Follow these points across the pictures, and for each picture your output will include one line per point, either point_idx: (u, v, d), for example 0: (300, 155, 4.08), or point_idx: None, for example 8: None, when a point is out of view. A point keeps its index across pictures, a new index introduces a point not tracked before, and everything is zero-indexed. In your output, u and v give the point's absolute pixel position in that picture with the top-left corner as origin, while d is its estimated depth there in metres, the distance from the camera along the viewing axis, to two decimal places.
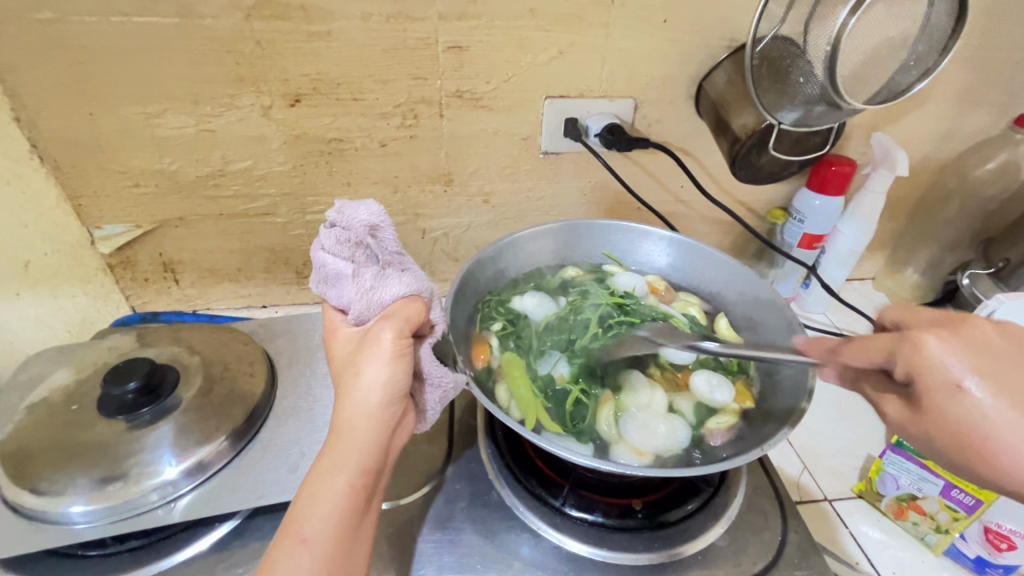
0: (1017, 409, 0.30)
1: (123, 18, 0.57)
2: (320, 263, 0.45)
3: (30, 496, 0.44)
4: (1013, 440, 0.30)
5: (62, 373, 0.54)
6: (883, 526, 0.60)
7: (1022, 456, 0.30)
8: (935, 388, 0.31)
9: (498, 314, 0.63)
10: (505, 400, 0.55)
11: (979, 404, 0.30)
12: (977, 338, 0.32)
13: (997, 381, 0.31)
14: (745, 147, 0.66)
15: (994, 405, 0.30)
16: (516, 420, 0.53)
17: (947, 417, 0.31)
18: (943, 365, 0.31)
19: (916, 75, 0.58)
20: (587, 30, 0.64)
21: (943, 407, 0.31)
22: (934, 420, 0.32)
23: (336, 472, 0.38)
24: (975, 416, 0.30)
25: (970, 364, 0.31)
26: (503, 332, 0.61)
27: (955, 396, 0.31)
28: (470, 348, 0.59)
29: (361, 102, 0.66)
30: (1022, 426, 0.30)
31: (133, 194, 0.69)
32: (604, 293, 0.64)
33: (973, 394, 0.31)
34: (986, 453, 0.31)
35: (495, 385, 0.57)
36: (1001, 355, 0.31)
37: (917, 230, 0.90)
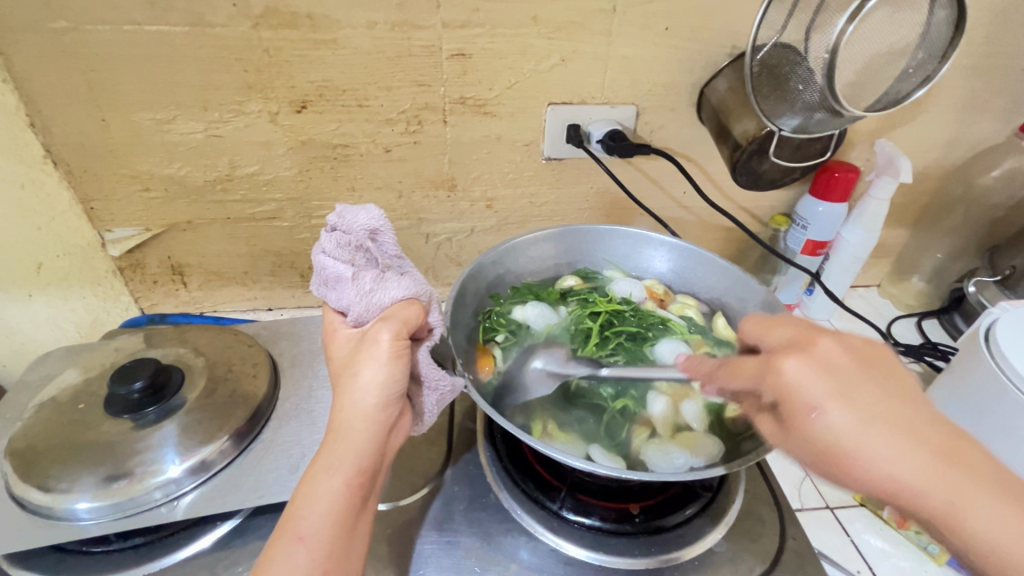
0: (867, 424, 0.34)
1: (135, 27, 0.58)
2: (321, 266, 0.45)
3: (38, 493, 0.45)
4: (865, 455, 0.34)
5: (71, 372, 0.55)
6: (886, 536, 0.59)
7: (875, 468, 0.34)
8: (795, 405, 0.36)
9: (499, 325, 0.62)
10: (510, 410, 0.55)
11: (827, 420, 0.35)
12: (824, 356, 0.37)
13: (848, 398, 0.35)
14: (746, 153, 0.66)
15: (845, 421, 0.35)
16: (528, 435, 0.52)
17: (806, 437, 0.36)
18: (796, 385, 0.36)
19: (915, 83, 0.57)
20: (590, 38, 0.65)
21: (804, 425, 0.36)
22: (802, 438, 0.36)
23: (333, 471, 0.39)
24: (831, 431, 0.35)
25: (822, 386, 0.36)
26: (505, 344, 0.61)
27: (812, 415, 0.35)
28: (474, 360, 0.59)
29: (366, 109, 0.67)
30: (877, 441, 0.34)
31: (143, 199, 0.71)
32: (602, 300, 0.64)
33: (830, 414, 0.35)
34: (854, 467, 0.34)
35: (500, 397, 0.56)
36: (844, 370, 0.36)
37: (922, 237, 0.89)
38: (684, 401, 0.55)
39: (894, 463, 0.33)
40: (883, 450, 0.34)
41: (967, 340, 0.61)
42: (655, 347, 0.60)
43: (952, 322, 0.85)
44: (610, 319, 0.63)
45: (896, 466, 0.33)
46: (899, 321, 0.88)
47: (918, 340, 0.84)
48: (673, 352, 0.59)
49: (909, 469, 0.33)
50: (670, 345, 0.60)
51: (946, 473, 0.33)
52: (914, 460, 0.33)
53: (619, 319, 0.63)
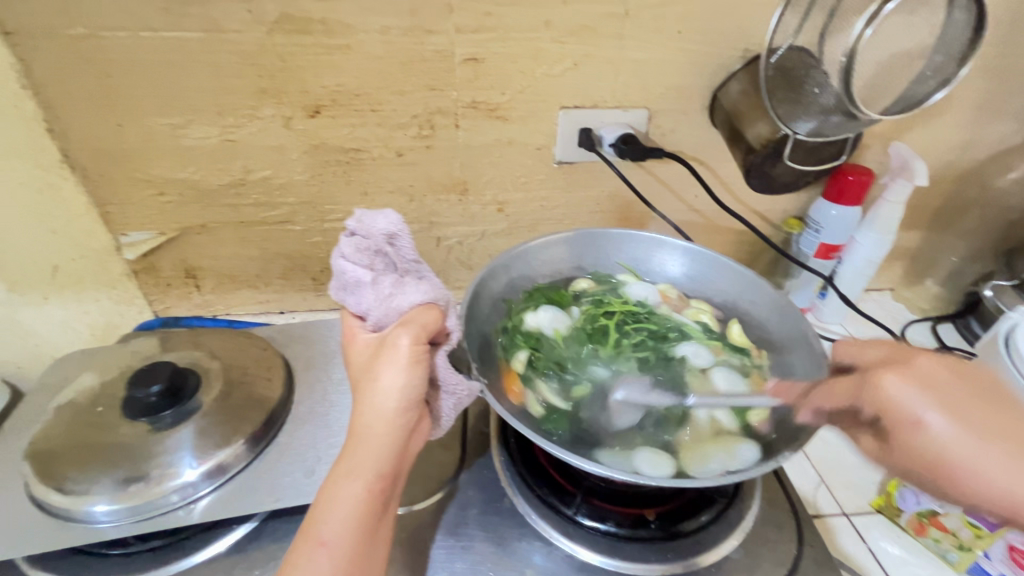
0: (978, 439, 0.36)
1: (152, 33, 0.59)
2: (340, 270, 0.45)
3: (56, 495, 0.46)
4: (977, 469, 0.35)
5: (88, 375, 0.56)
6: (904, 543, 0.59)
7: (988, 481, 0.35)
8: (900, 421, 0.38)
9: (513, 336, 0.61)
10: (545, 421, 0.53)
11: (934, 434, 0.37)
12: (929, 374, 0.39)
13: (955, 413, 0.37)
14: (760, 157, 0.66)
15: (953, 436, 0.36)
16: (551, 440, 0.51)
17: (914, 451, 0.38)
18: (899, 402, 0.38)
19: (934, 85, 0.57)
20: (602, 42, 0.65)
21: (909, 439, 0.38)
22: (909, 452, 0.38)
23: (354, 476, 0.39)
24: (937, 444, 0.37)
25: (926, 400, 0.38)
26: (525, 354, 0.59)
27: (916, 429, 0.38)
28: (500, 377, 0.57)
29: (378, 113, 0.67)
30: (989, 455, 0.35)
31: (158, 203, 0.72)
32: (616, 302, 0.64)
33: (935, 427, 0.37)
34: (966, 480, 0.36)
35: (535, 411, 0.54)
36: (950, 387, 0.38)
37: (937, 240, 0.89)
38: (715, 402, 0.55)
39: (1011, 479, 0.34)
40: (999, 465, 0.35)
41: (985, 346, 0.61)
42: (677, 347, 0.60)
43: (968, 327, 0.84)
44: (625, 319, 0.63)
45: (1009, 478, 0.35)
46: (913, 325, 0.87)
47: (933, 345, 0.83)
48: (695, 354, 0.59)
49: None
50: (691, 347, 0.60)
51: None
52: None
53: (633, 319, 0.62)
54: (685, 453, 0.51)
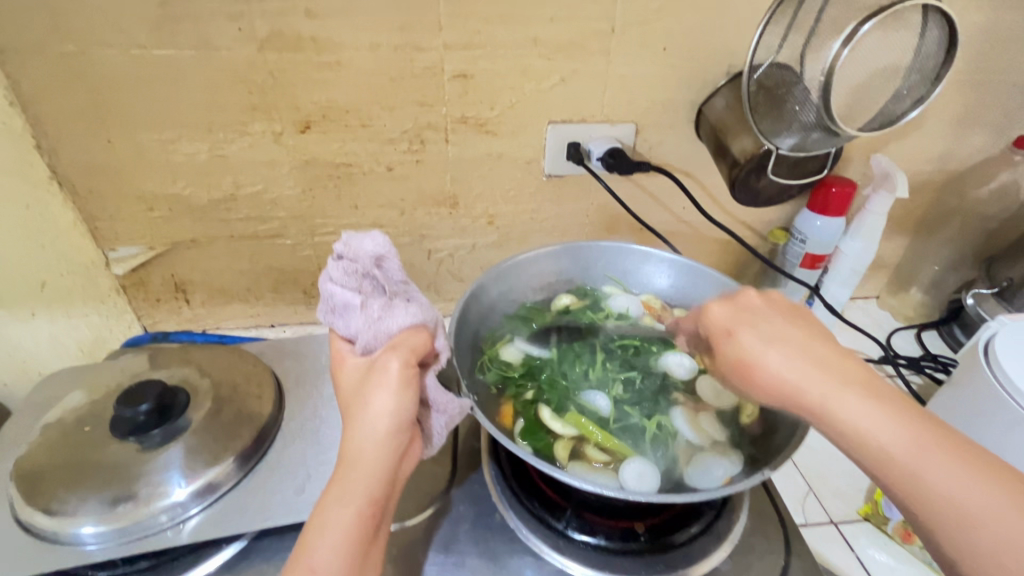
0: (767, 342, 0.43)
1: (142, 51, 0.59)
2: (328, 294, 0.45)
3: (43, 517, 0.45)
4: (766, 363, 0.43)
5: (76, 394, 0.55)
6: (890, 550, 0.60)
7: (768, 371, 0.42)
8: (718, 335, 0.47)
9: (494, 371, 0.61)
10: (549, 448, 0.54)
11: (736, 341, 0.45)
12: (749, 303, 0.48)
13: (756, 324, 0.45)
14: (744, 171, 0.67)
15: (751, 342, 0.44)
16: (534, 452, 0.53)
17: (726, 357, 0.46)
18: (720, 321, 0.48)
19: (910, 103, 0.58)
20: (589, 58, 0.66)
21: (724, 348, 0.46)
22: (722, 358, 0.47)
23: (346, 501, 0.39)
24: (737, 348, 0.45)
25: (735, 318, 0.47)
26: (514, 385, 0.60)
27: (727, 338, 0.46)
28: (496, 411, 0.57)
29: (368, 128, 0.68)
30: (771, 352, 0.43)
31: (147, 218, 0.71)
32: (598, 319, 0.66)
33: (738, 334, 0.45)
34: (754, 370, 0.43)
35: (539, 437, 0.55)
36: (759, 310, 0.47)
37: (919, 249, 0.90)
38: (701, 415, 0.58)
39: (785, 366, 0.42)
40: (774, 358, 0.42)
41: (965, 355, 0.62)
42: (663, 358, 0.61)
43: (952, 334, 0.86)
44: (607, 336, 0.65)
45: (783, 370, 0.42)
46: (898, 333, 0.89)
47: (918, 352, 0.85)
48: (680, 365, 0.60)
49: (794, 373, 0.41)
50: (678, 355, 0.61)
51: (826, 383, 0.40)
52: (798, 367, 0.41)
53: (614, 335, 0.65)
54: (683, 465, 0.54)
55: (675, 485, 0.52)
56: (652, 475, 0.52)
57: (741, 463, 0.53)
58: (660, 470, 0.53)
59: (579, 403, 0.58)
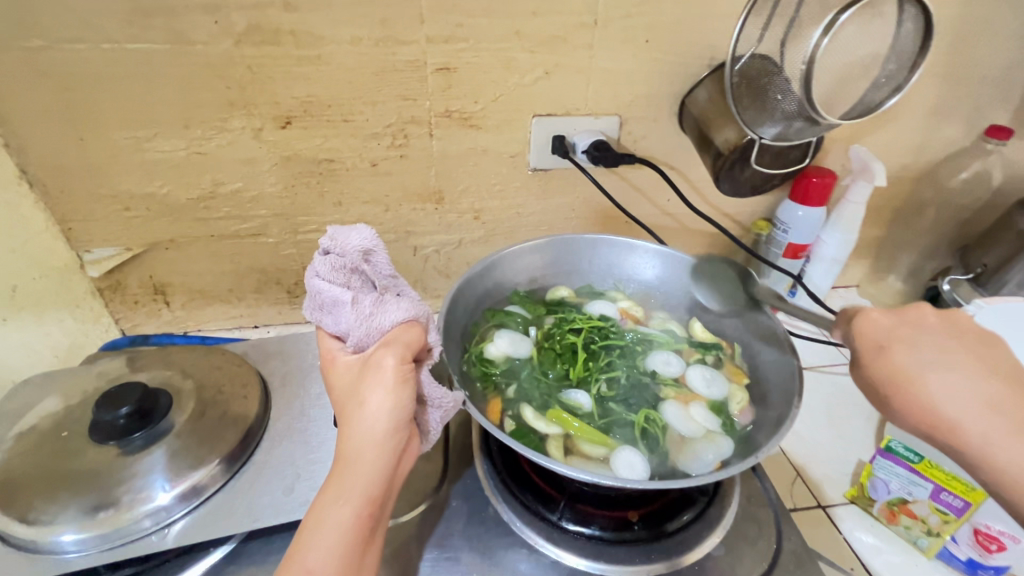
0: (933, 371, 0.41)
1: (114, 45, 0.57)
2: (316, 290, 0.44)
3: (19, 526, 0.44)
4: (932, 390, 0.40)
5: (51, 400, 0.54)
6: (876, 531, 0.61)
7: (928, 397, 0.40)
8: (869, 346, 0.45)
9: (481, 368, 0.60)
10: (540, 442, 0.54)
11: (892, 359, 0.43)
12: (920, 319, 0.44)
13: (917, 346, 0.42)
14: (729, 161, 0.68)
15: (914, 363, 0.42)
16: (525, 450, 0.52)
17: (875, 370, 0.44)
18: (873, 332, 0.45)
19: (888, 91, 0.60)
20: (572, 52, 0.66)
21: (873, 362, 0.44)
22: (870, 372, 0.44)
23: (342, 502, 0.38)
24: (891, 363, 0.43)
25: (893, 333, 0.44)
26: (501, 382, 0.59)
27: (880, 352, 0.44)
28: (485, 407, 0.57)
29: (351, 123, 0.67)
30: (934, 380, 0.40)
31: (123, 218, 0.69)
32: (582, 319, 0.66)
33: (897, 352, 0.43)
34: (915, 395, 0.41)
35: (530, 432, 0.54)
36: (927, 328, 0.43)
37: (897, 239, 0.92)
38: (693, 405, 0.58)
39: (947, 399, 0.40)
40: (938, 387, 0.40)
41: None
42: (648, 358, 0.63)
43: None
44: (591, 336, 0.64)
45: (944, 400, 0.40)
46: None
47: None
48: (664, 364, 0.62)
49: (959, 408, 0.39)
50: (663, 356, 0.63)
51: (993, 427, 0.38)
52: (966, 401, 0.39)
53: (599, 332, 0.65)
54: (675, 455, 0.54)
55: (666, 474, 0.53)
56: (643, 465, 0.52)
57: (732, 448, 0.54)
58: (650, 462, 0.53)
59: (562, 401, 0.58)
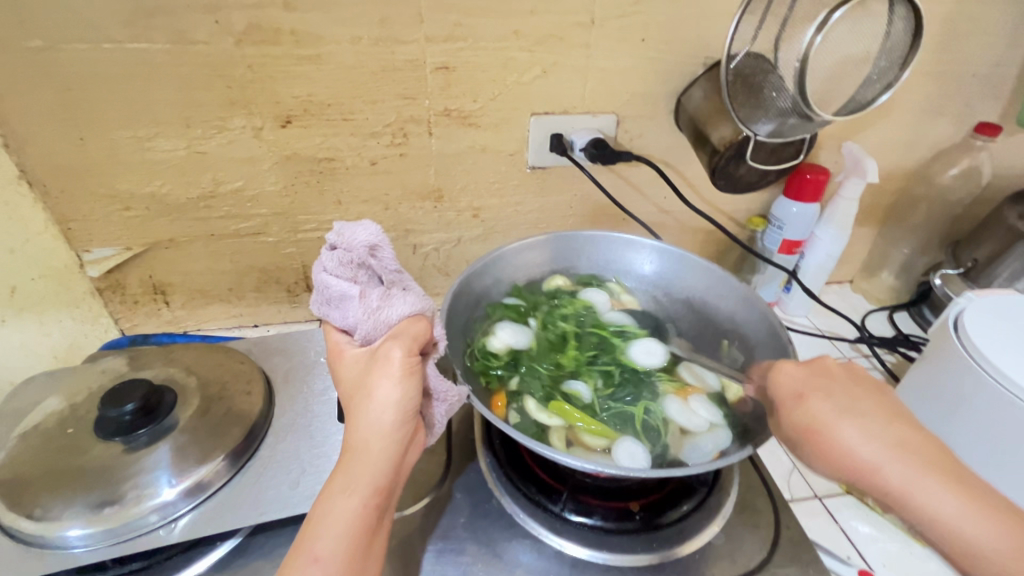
0: (843, 417, 0.43)
1: (114, 45, 0.58)
2: (323, 284, 0.45)
3: (26, 522, 0.44)
4: (837, 438, 0.43)
5: (54, 398, 0.54)
6: (872, 521, 0.62)
7: (844, 446, 0.42)
8: (783, 399, 0.47)
9: (483, 360, 0.61)
10: (542, 433, 0.55)
11: (815, 410, 0.44)
12: (828, 369, 0.47)
13: (826, 391, 0.45)
14: (724, 158, 0.68)
15: (827, 412, 0.44)
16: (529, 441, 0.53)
17: (789, 421, 0.46)
18: (789, 381, 0.48)
19: (880, 88, 0.61)
20: (570, 50, 0.67)
21: (795, 413, 0.46)
22: (788, 424, 0.46)
23: (349, 491, 0.39)
24: (816, 415, 0.44)
25: (807, 381, 0.47)
26: (503, 374, 0.60)
27: (796, 404, 0.46)
28: (487, 398, 0.58)
29: (350, 122, 0.67)
30: (849, 429, 0.43)
31: (122, 218, 0.70)
32: (568, 315, 0.67)
33: (810, 400, 0.45)
34: (825, 443, 0.43)
35: (533, 424, 0.55)
36: (836, 378, 0.47)
37: (889, 235, 0.94)
38: (692, 397, 0.59)
39: (864, 446, 0.42)
40: (851, 434, 0.42)
41: (937, 330, 0.65)
42: (629, 349, 0.64)
43: (921, 315, 0.90)
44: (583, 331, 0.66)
45: (865, 449, 0.41)
46: (871, 315, 0.92)
47: (891, 333, 0.88)
48: (645, 352, 0.64)
49: (876, 456, 0.41)
50: (649, 347, 0.64)
51: (918, 476, 0.39)
52: (879, 448, 0.41)
53: (586, 329, 0.66)
54: (676, 447, 0.55)
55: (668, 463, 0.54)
56: (644, 455, 0.53)
57: (731, 437, 0.55)
58: (652, 452, 0.54)
59: (563, 392, 0.59)
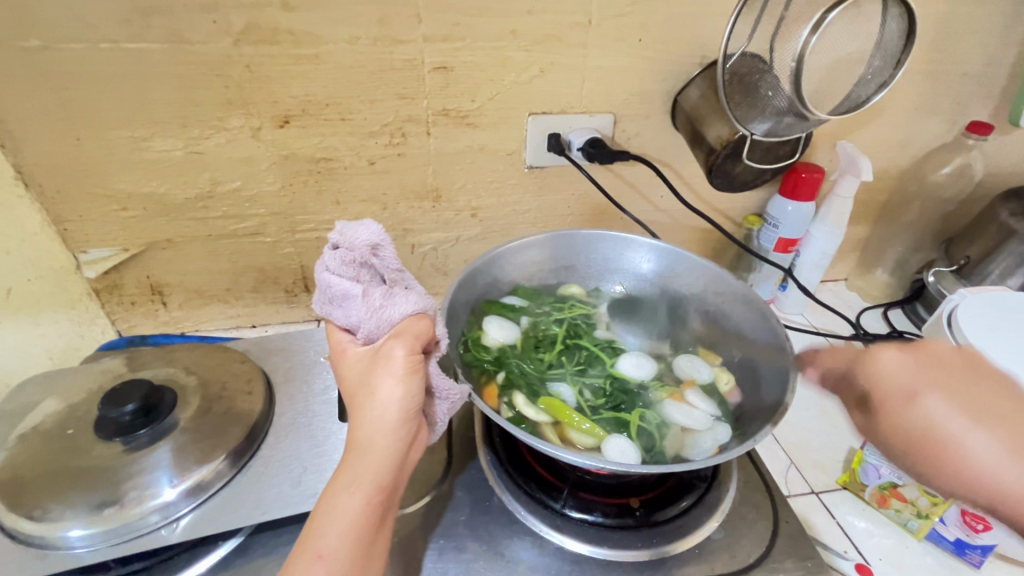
0: (973, 423, 0.35)
1: (111, 44, 0.57)
2: (325, 284, 0.45)
3: (26, 523, 0.44)
4: (968, 451, 0.35)
5: (52, 400, 0.53)
6: (868, 516, 0.62)
7: (971, 460, 0.34)
8: (884, 396, 0.39)
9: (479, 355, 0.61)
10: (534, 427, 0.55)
11: (929, 413, 0.36)
12: (943, 357, 0.39)
13: (948, 389, 0.37)
14: (720, 157, 0.69)
15: (950, 415, 0.36)
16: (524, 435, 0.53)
17: (891, 425, 0.38)
18: (893, 375, 0.39)
19: (874, 87, 0.62)
20: (567, 50, 0.67)
21: (903, 415, 0.38)
22: (890, 428, 0.38)
23: (352, 489, 0.39)
24: (931, 420, 0.36)
25: (919, 375, 0.38)
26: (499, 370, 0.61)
27: (906, 403, 0.38)
28: (480, 390, 0.58)
29: (349, 122, 0.67)
30: (982, 440, 0.34)
31: (119, 218, 0.69)
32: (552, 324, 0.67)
33: (927, 398, 0.37)
34: (951, 461, 0.35)
35: (527, 420, 0.56)
36: (959, 372, 0.38)
37: (883, 233, 0.95)
38: (690, 395, 0.60)
39: (1004, 463, 0.34)
40: (987, 446, 0.34)
41: (933, 326, 0.66)
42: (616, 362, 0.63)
43: (915, 312, 0.91)
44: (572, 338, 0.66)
45: (999, 465, 0.34)
46: (866, 312, 0.93)
47: (885, 330, 0.89)
48: (635, 365, 0.63)
49: (1013, 473, 0.33)
50: (637, 356, 0.64)
51: None
52: (1018, 462, 0.33)
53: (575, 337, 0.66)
54: (674, 445, 0.55)
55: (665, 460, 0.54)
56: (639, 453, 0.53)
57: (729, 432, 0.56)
58: (645, 451, 0.54)
59: (556, 390, 0.59)
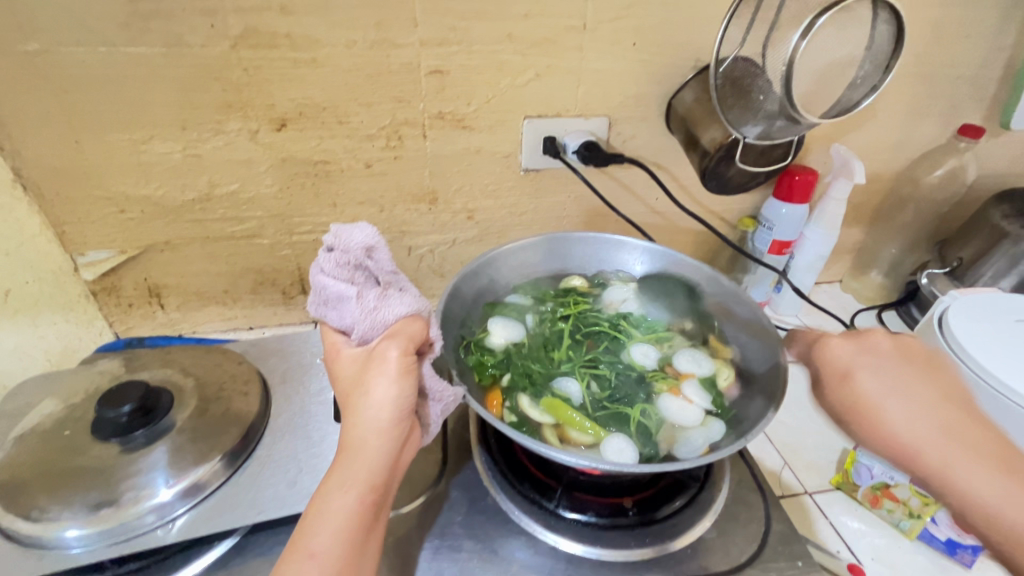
0: (888, 396, 0.44)
1: (111, 48, 0.58)
2: (321, 285, 0.46)
3: (24, 523, 0.44)
4: (886, 416, 0.43)
5: (50, 401, 0.54)
6: (860, 515, 0.63)
7: (889, 423, 0.43)
8: (830, 375, 0.47)
9: (479, 356, 0.62)
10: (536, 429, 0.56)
11: (861, 387, 0.45)
12: (881, 347, 0.47)
13: (874, 368, 0.45)
14: (714, 160, 0.70)
15: (873, 389, 0.44)
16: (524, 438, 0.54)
17: (836, 398, 0.46)
18: (840, 358, 0.47)
19: (864, 91, 0.63)
20: (563, 53, 0.68)
21: (843, 390, 0.46)
22: (832, 398, 0.47)
23: (346, 488, 0.39)
24: (862, 392, 0.45)
25: (856, 359, 0.46)
26: (498, 371, 0.61)
27: (844, 380, 0.46)
28: (483, 396, 0.59)
29: (346, 125, 0.68)
30: (894, 406, 0.43)
31: (118, 220, 0.70)
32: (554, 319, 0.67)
33: (859, 376, 0.45)
34: (874, 422, 0.43)
35: (529, 422, 0.56)
36: (888, 357, 0.46)
37: (877, 235, 0.95)
38: (688, 389, 0.60)
39: (908, 425, 0.42)
40: (896, 411, 0.43)
41: (924, 327, 0.66)
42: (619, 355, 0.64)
43: (909, 313, 0.91)
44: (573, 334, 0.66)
45: (908, 426, 0.42)
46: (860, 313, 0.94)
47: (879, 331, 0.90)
48: (644, 355, 0.64)
49: (916, 432, 0.42)
50: (639, 349, 0.64)
51: (953, 452, 0.40)
52: (921, 424, 0.42)
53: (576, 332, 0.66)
54: (670, 442, 0.56)
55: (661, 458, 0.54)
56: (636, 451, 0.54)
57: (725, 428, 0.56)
58: (643, 448, 0.54)
59: (556, 390, 0.59)
